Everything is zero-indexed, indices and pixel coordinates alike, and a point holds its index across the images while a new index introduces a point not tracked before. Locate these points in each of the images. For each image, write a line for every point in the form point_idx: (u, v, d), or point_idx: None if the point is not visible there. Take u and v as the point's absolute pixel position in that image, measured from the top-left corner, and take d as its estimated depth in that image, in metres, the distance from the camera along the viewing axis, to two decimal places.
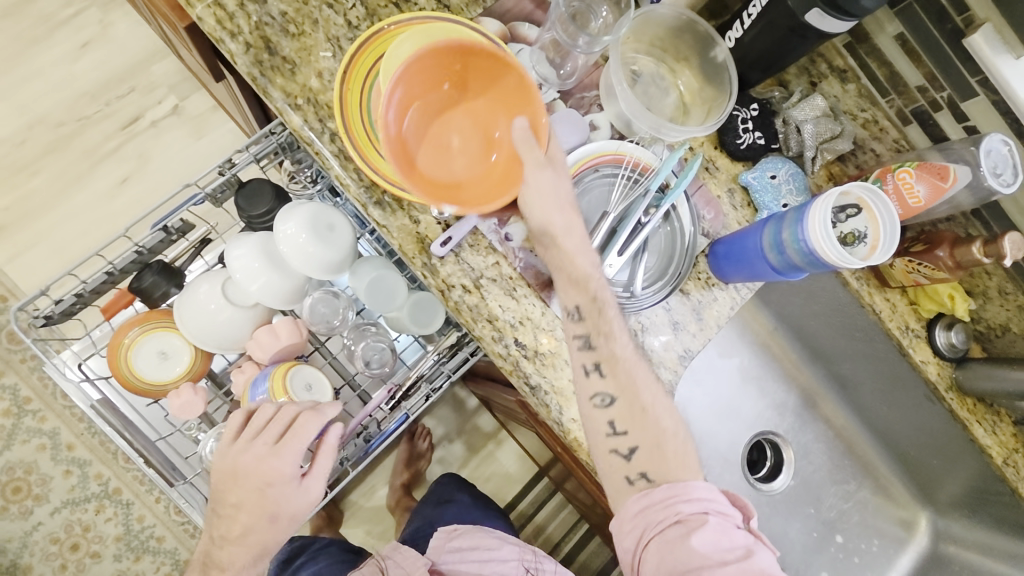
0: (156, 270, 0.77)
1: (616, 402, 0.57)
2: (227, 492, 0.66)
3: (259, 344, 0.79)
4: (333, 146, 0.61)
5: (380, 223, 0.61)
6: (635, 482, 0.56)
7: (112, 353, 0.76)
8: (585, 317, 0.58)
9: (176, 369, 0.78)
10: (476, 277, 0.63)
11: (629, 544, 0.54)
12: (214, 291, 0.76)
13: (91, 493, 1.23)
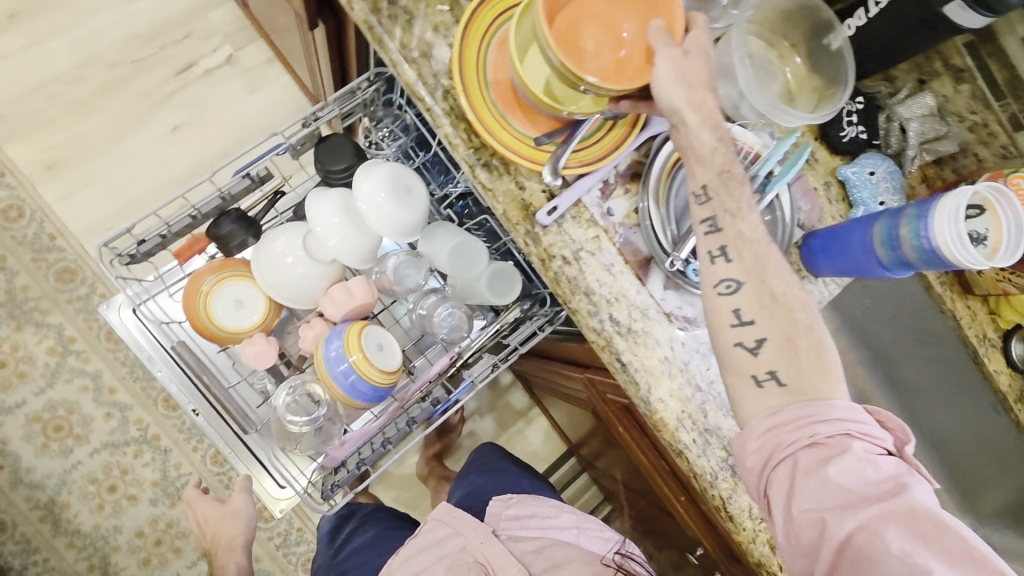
0: (236, 219, 0.76)
1: (744, 287, 0.52)
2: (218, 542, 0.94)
3: (332, 300, 0.77)
4: (445, 103, 0.59)
5: (487, 187, 0.60)
6: (763, 384, 0.51)
7: (190, 298, 0.76)
8: (713, 195, 0.54)
9: (252, 318, 0.78)
10: (576, 249, 0.62)
11: (755, 460, 0.50)
12: (292, 245, 0.75)
13: (130, 437, 1.24)
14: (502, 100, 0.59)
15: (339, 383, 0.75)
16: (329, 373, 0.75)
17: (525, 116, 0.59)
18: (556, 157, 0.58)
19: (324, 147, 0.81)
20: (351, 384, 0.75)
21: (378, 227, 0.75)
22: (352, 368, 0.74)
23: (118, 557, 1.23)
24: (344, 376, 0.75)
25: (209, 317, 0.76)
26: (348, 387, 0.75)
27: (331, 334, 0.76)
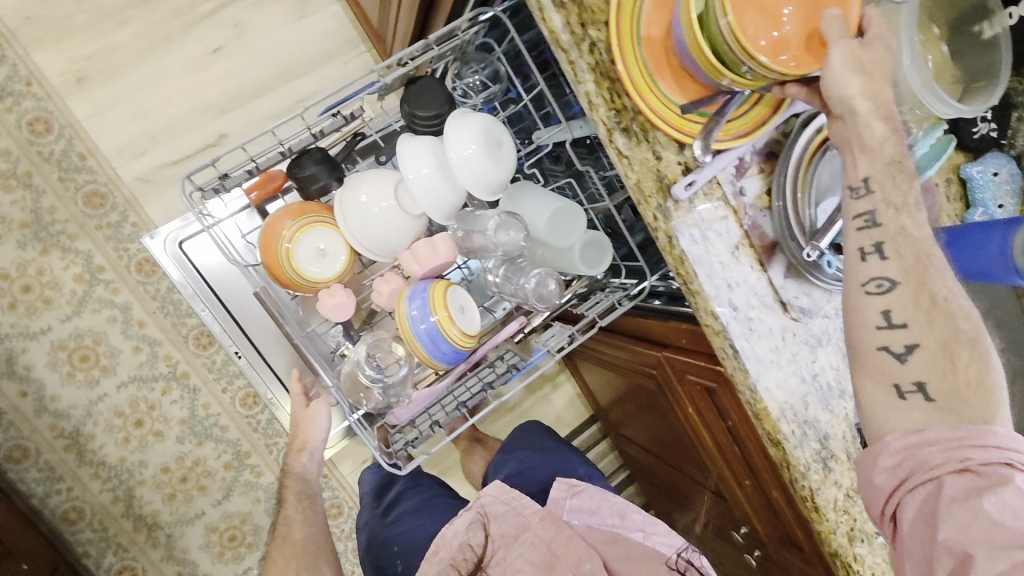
0: (317, 160, 0.71)
1: (900, 287, 0.51)
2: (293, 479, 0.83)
3: (414, 254, 0.73)
4: (591, 57, 0.54)
5: (624, 154, 0.56)
6: (907, 396, 0.50)
7: (269, 243, 0.71)
8: (878, 188, 0.51)
9: (332, 268, 0.73)
10: (705, 228, 0.59)
11: (887, 479, 0.49)
12: (378, 194, 0.70)
13: (159, 373, 1.21)
14: (652, 60, 0.54)
15: (426, 345, 0.71)
16: (414, 334, 0.71)
17: (674, 80, 0.54)
18: (710, 132, 0.53)
19: (414, 89, 0.72)
20: (438, 345, 0.72)
21: (465, 180, 0.69)
22: (438, 327, 0.70)
23: (143, 491, 1.22)
24: (428, 335, 0.71)
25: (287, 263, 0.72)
26: (433, 347, 0.71)
27: (414, 290, 0.72)
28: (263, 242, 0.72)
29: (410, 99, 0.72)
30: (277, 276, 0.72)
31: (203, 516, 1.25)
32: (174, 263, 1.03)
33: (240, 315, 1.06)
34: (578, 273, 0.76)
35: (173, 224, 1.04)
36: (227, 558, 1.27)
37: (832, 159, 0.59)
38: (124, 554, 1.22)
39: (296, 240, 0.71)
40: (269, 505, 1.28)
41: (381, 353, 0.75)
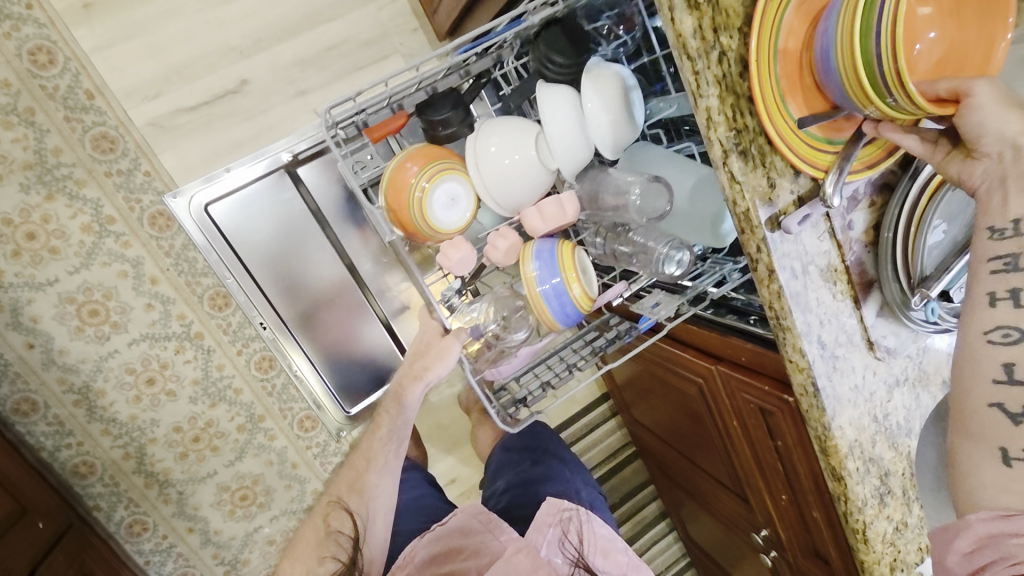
0: (453, 105, 0.71)
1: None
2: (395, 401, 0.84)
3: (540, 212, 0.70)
4: (718, 68, 0.48)
5: (737, 178, 0.51)
6: (1014, 463, 0.39)
7: (401, 186, 0.67)
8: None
9: (455, 219, 0.69)
10: (807, 262, 0.55)
11: (961, 563, 0.41)
12: (506, 146, 0.68)
13: (171, 332, 1.16)
14: (785, 78, 0.48)
15: (553, 309, 0.69)
16: (540, 293, 0.69)
17: (805, 99, 0.49)
18: (843, 166, 0.48)
19: (554, 32, 0.68)
20: (563, 307, 0.69)
21: (599, 134, 0.68)
22: (564, 284, 0.68)
23: (154, 449, 1.20)
24: (555, 293, 0.68)
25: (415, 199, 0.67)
26: (557, 305, 0.69)
27: (538, 246, 0.70)
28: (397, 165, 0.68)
29: (549, 41, 0.68)
30: (401, 216, 0.68)
31: (215, 476, 1.25)
32: (198, 229, 0.97)
33: (265, 284, 1.03)
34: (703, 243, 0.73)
35: (197, 183, 0.96)
36: (238, 516, 1.28)
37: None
38: (135, 509, 1.22)
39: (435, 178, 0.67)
40: (280, 468, 1.29)
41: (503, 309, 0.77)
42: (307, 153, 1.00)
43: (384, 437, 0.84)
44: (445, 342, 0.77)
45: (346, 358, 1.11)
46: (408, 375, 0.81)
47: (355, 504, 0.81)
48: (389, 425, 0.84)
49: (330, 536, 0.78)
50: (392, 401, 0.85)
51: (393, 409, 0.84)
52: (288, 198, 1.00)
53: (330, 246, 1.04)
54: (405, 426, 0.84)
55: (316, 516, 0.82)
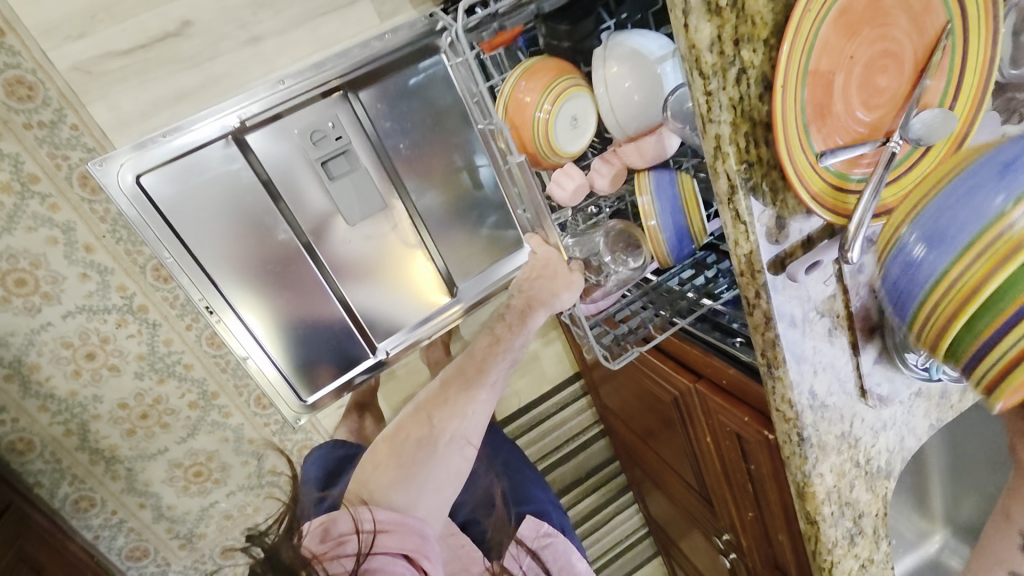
0: (575, 18, 0.78)
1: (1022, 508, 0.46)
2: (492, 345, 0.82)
3: (637, 149, 0.75)
4: (736, 88, 0.41)
5: (742, 218, 0.45)
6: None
7: (526, 110, 0.77)
8: None
9: (571, 143, 0.78)
10: (807, 308, 0.49)
11: None
12: (628, 71, 0.72)
13: (111, 304, 1.06)
14: (813, 106, 0.41)
15: (669, 242, 0.77)
16: (656, 225, 0.76)
17: (830, 131, 0.42)
18: (864, 209, 0.43)
19: None
20: (678, 233, 0.77)
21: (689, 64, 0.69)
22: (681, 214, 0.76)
23: (99, 425, 1.13)
24: (672, 225, 0.76)
25: (534, 112, 0.76)
26: (671, 231, 0.76)
27: (655, 177, 0.76)
28: (520, 79, 0.78)
29: None
30: (521, 133, 0.78)
31: (166, 453, 1.19)
32: (132, 205, 0.86)
33: (211, 265, 0.93)
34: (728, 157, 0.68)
35: (127, 150, 0.83)
36: (192, 491, 1.24)
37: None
38: (81, 485, 1.16)
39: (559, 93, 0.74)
40: (237, 444, 1.23)
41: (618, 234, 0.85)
42: (257, 119, 0.89)
43: (482, 366, 0.79)
44: (573, 277, 0.82)
45: (303, 342, 1.03)
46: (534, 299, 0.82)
47: (461, 408, 0.76)
48: (505, 343, 0.82)
49: (434, 436, 0.72)
50: (516, 316, 0.83)
51: (515, 326, 0.83)
52: (236, 169, 0.90)
53: (284, 223, 0.96)
54: (518, 348, 0.82)
55: (417, 410, 0.76)
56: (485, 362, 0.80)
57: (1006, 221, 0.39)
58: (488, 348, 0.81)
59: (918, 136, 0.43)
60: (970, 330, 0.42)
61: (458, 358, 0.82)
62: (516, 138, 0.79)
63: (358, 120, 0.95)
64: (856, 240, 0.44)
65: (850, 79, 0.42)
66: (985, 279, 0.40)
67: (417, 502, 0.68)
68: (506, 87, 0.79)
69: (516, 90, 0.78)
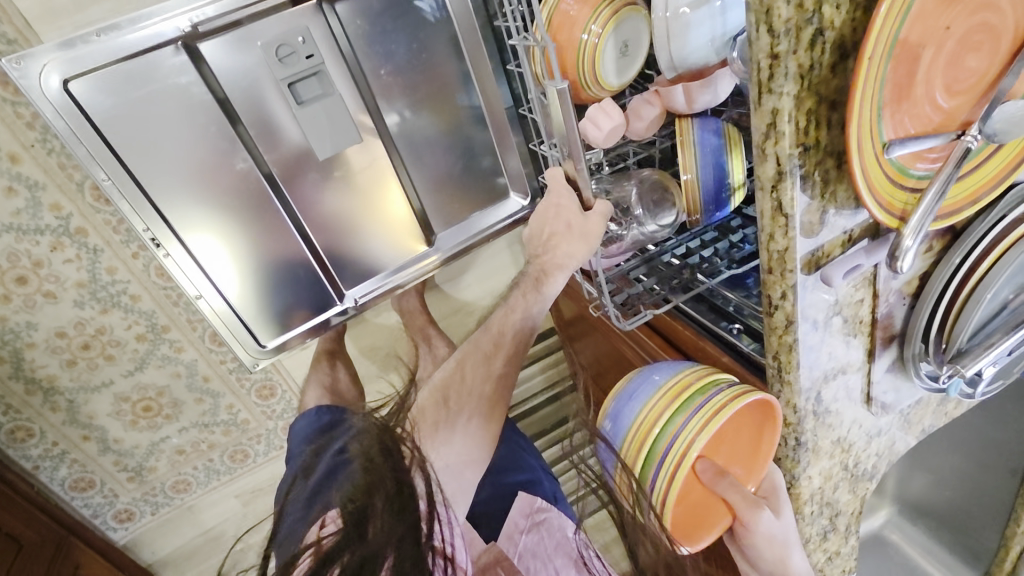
0: None
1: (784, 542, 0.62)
2: (506, 314, 0.80)
3: (688, 93, 0.70)
4: (804, 57, 0.35)
5: (784, 211, 0.40)
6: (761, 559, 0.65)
7: (570, 28, 0.71)
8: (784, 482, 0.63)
9: (615, 72, 0.74)
10: (833, 312, 0.47)
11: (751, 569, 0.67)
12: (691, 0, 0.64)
13: (44, 225, 0.94)
14: (892, 85, 0.34)
15: (706, 196, 0.73)
16: (697, 180, 0.72)
17: (903, 118, 0.36)
18: (928, 214, 0.37)
19: None
20: (716, 188, 0.73)
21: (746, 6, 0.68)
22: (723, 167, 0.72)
23: (34, 354, 1.03)
24: (713, 181, 0.72)
25: (580, 31, 0.70)
26: (710, 186, 0.72)
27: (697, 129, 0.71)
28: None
29: None
30: (564, 57, 0.72)
31: (112, 386, 1.11)
32: (59, 113, 0.72)
33: (158, 192, 0.82)
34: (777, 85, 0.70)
35: (52, 46, 0.69)
36: (142, 426, 1.18)
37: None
38: (16, 415, 1.08)
39: (611, 15, 0.69)
40: (190, 381, 1.16)
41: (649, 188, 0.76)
42: (213, 26, 0.76)
43: (493, 336, 0.78)
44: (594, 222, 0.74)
45: (266, 285, 0.94)
46: (553, 260, 0.78)
47: (471, 384, 0.73)
48: (522, 309, 0.80)
49: (453, 415, 0.70)
50: (530, 285, 0.82)
51: (529, 292, 0.81)
52: (187, 83, 0.78)
53: (244, 150, 0.84)
54: (535, 316, 0.81)
55: (436, 388, 0.73)
56: (500, 326, 0.79)
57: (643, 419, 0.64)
58: (502, 316, 0.80)
59: (994, 131, 0.37)
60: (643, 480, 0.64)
61: (475, 333, 0.80)
62: (559, 60, 0.72)
63: (333, 36, 0.83)
64: (908, 249, 0.38)
65: (938, 56, 0.35)
66: (636, 452, 0.64)
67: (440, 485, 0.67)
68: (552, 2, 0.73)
69: (562, 4, 0.72)
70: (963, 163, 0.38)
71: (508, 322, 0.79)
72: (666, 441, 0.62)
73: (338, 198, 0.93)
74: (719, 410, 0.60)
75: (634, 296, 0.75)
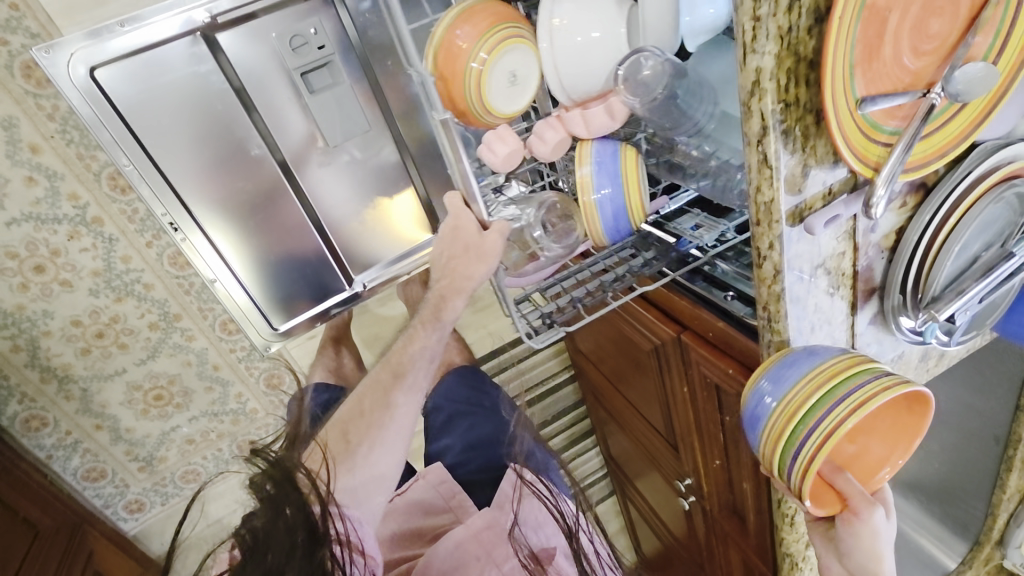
0: None
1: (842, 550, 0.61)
2: (405, 347, 0.77)
3: (587, 119, 0.67)
4: (786, 17, 0.38)
5: (772, 163, 0.42)
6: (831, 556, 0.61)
7: (452, 57, 0.63)
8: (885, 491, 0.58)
9: (508, 103, 0.67)
10: (815, 266, 0.49)
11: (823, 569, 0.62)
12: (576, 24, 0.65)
13: (62, 215, 0.98)
14: (863, 46, 0.39)
15: (604, 218, 0.69)
16: (594, 201, 0.68)
17: (874, 76, 0.40)
18: (898, 163, 0.41)
19: None
20: (614, 213, 0.69)
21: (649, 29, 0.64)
22: (621, 192, 0.68)
23: (50, 342, 1.06)
24: (609, 203, 0.68)
25: (467, 61, 0.63)
26: (604, 211, 0.69)
27: (596, 147, 0.68)
28: (455, 15, 0.64)
29: None
30: (450, 88, 0.64)
31: (124, 374, 1.14)
32: (84, 99, 0.77)
33: (177, 178, 0.86)
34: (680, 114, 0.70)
35: (79, 37, 0.74)
36: (152, 415, 1.20)
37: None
38: (31, 404, 1.11)
39: (499, 43, 0.63)
40: (200, 369, 1.19)
41: (548, 209, 0.75)
42: (230, 17, 0.80)
43: (391, 362, 0.76)
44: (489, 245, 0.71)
45: (277, 269, 0.98)
46: (449, 285, 0.75)
47: (376, 419, 0.72)
48: (420, 340, 0.76)
49: (352, 448, 0.70)
50: (429, 314, 0.77)
51: (430, 321, 0.77)
52: (205, 72, 0.82)
53: (257, 136, 0.88)
54: (437, 345, 0.77)
55: (335, 425, 0.72)
56: (397, 358, 0.76)
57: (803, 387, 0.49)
58: (404, 344, 0.77)
59: (958, 91, 0.40)
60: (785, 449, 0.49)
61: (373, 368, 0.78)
62: (444, 92, 0.64)
63: (340, 25, 0.86)
64: (881, 198, 0.42)
65: (904, 20, 0.39)
66: (783, 424, 0.49)
67: (356, 504, 0.69)
68: (439, 22, 0.63)
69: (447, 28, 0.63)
70: (928, 120, 0.42)
71: (404, 357, 0.76)
72: (819, 414, 0.48)
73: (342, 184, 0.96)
74: (881, 384, 0.46)
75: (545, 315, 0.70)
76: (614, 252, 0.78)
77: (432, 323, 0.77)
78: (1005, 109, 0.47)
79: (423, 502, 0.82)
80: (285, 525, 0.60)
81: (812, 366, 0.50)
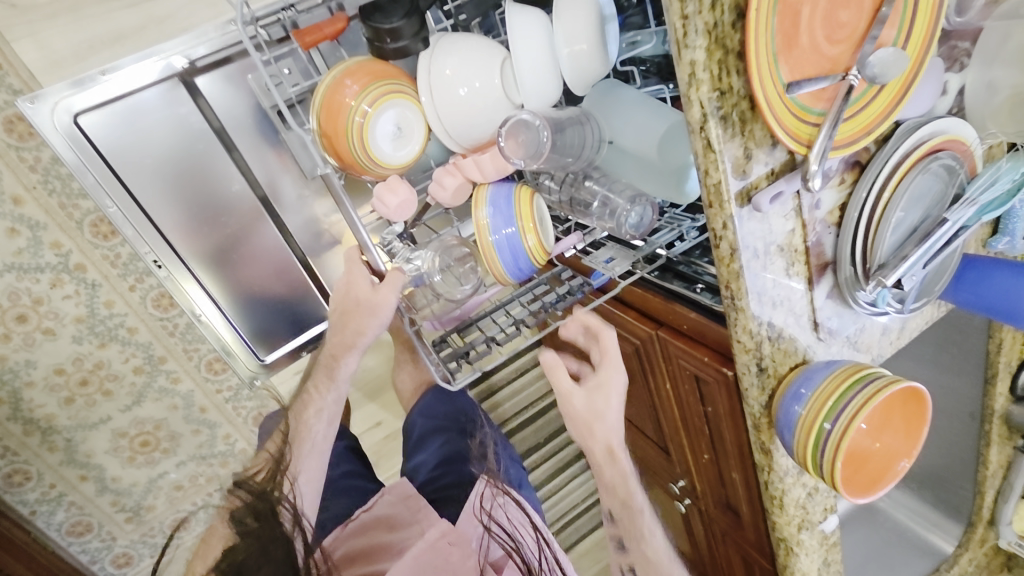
0: None
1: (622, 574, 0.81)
2: (305, 408, 0.79)
3: (478, 164, 0.72)
4: (710, 15, 0.44)
5: (714, 147, 0.47)
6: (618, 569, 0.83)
7: (336, 114, 0.69)
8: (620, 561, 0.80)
9: (398, 155, 0.73)
10: (768, 245, 0.53)
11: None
12: (463, 76, 0.69)
13: (44, 263, 0.99)
14: (781, 36, 0.44)
15: (504, 260, 0.72)
16: (492, 243, 0.72)
17: (796, 62, 0.45)
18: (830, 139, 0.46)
19: None
20: (513, 257, 0.72)
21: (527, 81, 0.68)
22: (518, 234, 0.71)
23: (32, 393, 1.06)
24: (507, 242, 0.72)
25: (350, 115, 0.68)
26: (506, 256, 0.72)
27: (493, 192, 0.73)
28: (339, 73, 0.69)
29: None
30: (338, 142, 0.70)
31: (110, 422, 1.12)
32: (67, 143, 0.79)
33: (160, 217, 0.89)
34: (580, 156, 0.75)
35: (62, 86, 0.77)
36: (139, 462, 1.18)
37: (948, 162, 0.54)
38: (13, 458, 1.09)
39: (379, 97, 0.68)
40: (187, 412, 1.18)
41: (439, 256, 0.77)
42: (207, 61, 0.83)
43: (291, 415, 0.79)
44: (379, 295, 0.73)
45: (262, 303, 1.00)
46: (340, 341, 0.76)
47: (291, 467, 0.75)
48: (317, 402, 0.78)
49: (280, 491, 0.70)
50: (323, 374, 0.79)
51: (324, 382, 0.78)
52: (185, 113, 0.85)
53: (238, 173, 0.92)
54: (333, 404, 0.79)
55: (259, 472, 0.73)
56: (299, 412, 0.79)
57: (828, 382, 0.58)
58: (302, 406, 0.79)
59: (873, 74, 0.45)
60: (817, 435, 0.57)
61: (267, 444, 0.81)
62: (330, 146, 0.71)
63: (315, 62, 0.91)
64: (816, 172, 0.47)
65: (816, 12, 0.44)
66: (814, 415, 0.57)
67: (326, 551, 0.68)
68: (324, 80, 0.69)
69: (336, 87, 0.69)
70: (849, 100, 0.47)
71: (303, 412, 0.78)
72: (843, 402, 0.56)
73: (320, 215, 0.99)
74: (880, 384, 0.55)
75: (462, 353, 0.72)
76: (530, 289, 0.82)
77: (328, 379, 0.78)
78: (919, 90, 0.52)
79: (388, 518, 0.78)
80: (267, 558, 0.59)
81: (826, 373, 0.59)
